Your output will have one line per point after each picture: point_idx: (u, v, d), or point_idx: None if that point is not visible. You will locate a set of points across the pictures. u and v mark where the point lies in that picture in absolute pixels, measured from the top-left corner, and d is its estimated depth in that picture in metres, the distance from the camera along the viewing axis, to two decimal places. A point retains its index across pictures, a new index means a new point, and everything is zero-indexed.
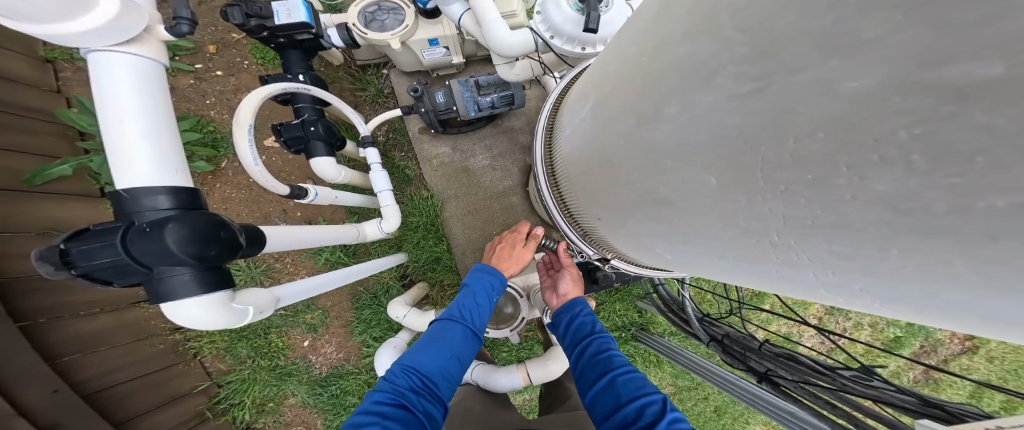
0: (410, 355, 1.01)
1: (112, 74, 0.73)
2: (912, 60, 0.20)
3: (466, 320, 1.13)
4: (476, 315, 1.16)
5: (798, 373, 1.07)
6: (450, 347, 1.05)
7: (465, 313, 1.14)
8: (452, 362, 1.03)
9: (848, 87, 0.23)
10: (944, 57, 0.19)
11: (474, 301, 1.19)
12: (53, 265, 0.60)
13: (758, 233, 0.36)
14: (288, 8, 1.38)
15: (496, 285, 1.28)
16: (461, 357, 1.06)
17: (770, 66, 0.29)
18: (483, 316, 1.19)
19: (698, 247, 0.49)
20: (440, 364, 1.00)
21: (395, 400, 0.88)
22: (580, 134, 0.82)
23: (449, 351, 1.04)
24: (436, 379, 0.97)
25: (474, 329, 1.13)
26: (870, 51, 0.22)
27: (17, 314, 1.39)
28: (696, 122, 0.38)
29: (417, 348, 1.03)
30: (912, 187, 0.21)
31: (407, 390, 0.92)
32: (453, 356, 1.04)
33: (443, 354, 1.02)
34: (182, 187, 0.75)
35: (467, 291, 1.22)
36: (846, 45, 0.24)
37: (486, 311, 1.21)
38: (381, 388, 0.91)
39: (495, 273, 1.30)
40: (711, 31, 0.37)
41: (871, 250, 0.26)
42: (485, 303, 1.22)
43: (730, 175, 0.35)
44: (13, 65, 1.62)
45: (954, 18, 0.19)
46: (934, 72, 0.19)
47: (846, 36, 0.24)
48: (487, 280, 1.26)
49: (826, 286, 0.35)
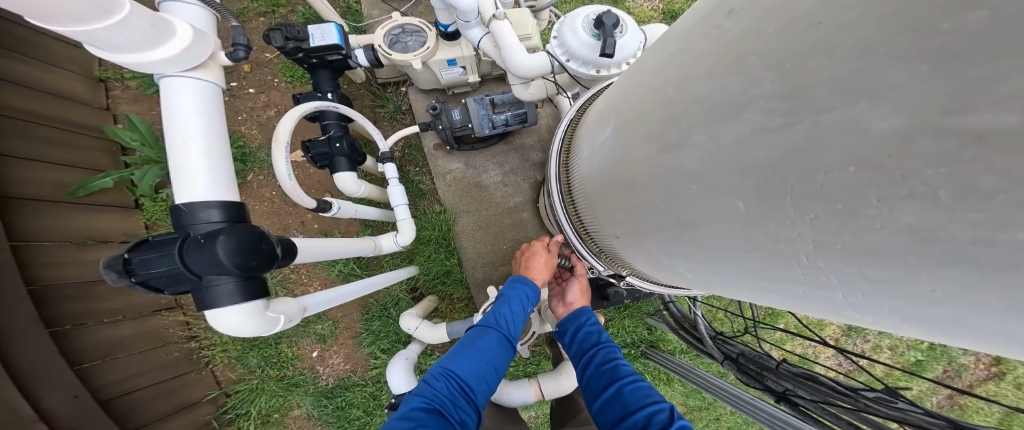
0: (445, 361, 1.03)
1: (179, 98, 0.81)
2: (936, 108, 0.22)
3: (502, 328, 1.15)
4: (512, 323, 1.18)
5: (817, 393, 1.06)
6: (485, 354, 1.07)
7: (501, 321, 1.16)
8: (487, 369, 1.05)
9: (877, 127, 0.25)
10: (965, 106, 0.21)
11: (511, 308, 1.20)
12: (117, 273, 0.65)
13: (785, 255, 0.39)
14: (322, 32, 1.49)
15: (533, 295, 1.29)
16: (496, 365, 1.09)
17: (803, 103, 0.31)
18: (518, 326, 1.21)
19: (722, 266, 0.52)
20: (475, 370, 1.03)
21: (431, 405, 0.91)
22: (600, 156, 0.86)
23: (485, 358, 1.06)
24: (471, 387, 1.00)
25: (509, 337, 1.16)
26: (898, 98, 0.24)
27: (49, 320, 1.45)
28: (723, 152, 0.42)
29: (454, 354, 1.05)
30: (939, 220, 0.24)
31: (444, 395, 0.95)
32: (488, 363, 1.07)
33: (478, 362, 1.05)
34: (231, 202, 0.81)
35: (504, 298, 1.23)
36: (875, 90, 0.26)
37: (521, 320, 1.23)
38: (418, 393, 0.94)
39: (530, 283, 1.29)
40: (740, 68, 0.40)
41: (900, 274, 0.29)
42: (522, 311, 1.23)
43: (757, 202, 0.38)
44: (68, 84, 1.74)
45: (973, 73, 0.21)
46: (957, 117, 0.21)
47: (876, 82, 0.26)
48: (523, 289, 1.27)
49: (854, 306, 0.37)
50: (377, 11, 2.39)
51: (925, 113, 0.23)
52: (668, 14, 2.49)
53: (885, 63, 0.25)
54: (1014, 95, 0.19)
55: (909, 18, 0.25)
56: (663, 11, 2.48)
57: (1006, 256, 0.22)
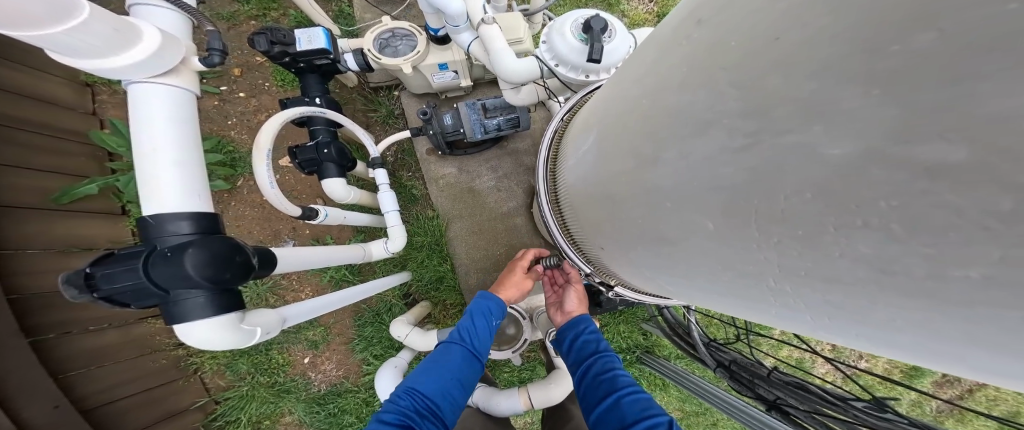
0: (411, 379, 1.02)
1: (148, 104, 0.80)
2: (887, 136, 0.21)
3: (466, 343, 1.14)
4: (476, 337, 1.16)
5: (808, 402, 1.03)
6: (451, 370, 1.06)
7: (465, 336, 1.15)
8: (453, 385, 1.04)
9: (832, 153, 0.24)
10: (916, 136, 0.19)
11: (472, 323, 1.19)
12: (78, 289, 0.63)
13: (754, 277, 0.37)
14: (309, 37, 1.48)
15: (496, 308, 1.26)
16: (465, 380, 1.07)
17: (760, 123, 0.29)
18: (484, 340, 1.19)
19: (696, 282, 0.50)
20: (442, 387, 1.01)
21: (402, 421, 0.90)
22: (583, 165, 0.84)
23: (449, 374, 1.05)
24: (439, 403, 0.98)
25: (475, 352, 1.14)
26: (854, 121, 0.22)
27: (31, 329, 1.40)
28: (691, 169, 0.39)
29: (421, 371, 1.05)
30: (895, 251, 0.22)
31: (412, 412, 0.93)
32: (454, 379, 1.05)
33: (444, 377, 1.03)
34: (202, 213, 0.79)
35: (467, 314, 1.22)
36: (829, 113, 0.24)
37: (486, 334, 1.20)
38: (387, 410, 0.93)
39: (492, 297, 1.27)
40: (705, 82, 0.37)
41: (862, 304, 0.27)
42: (485, 325, 1.21)
43: (724, 223, 0.36)
44: (55, 90, 1.73)
45: (921, 102, 0.19)
46: (907, 148, 0.20)
47: (830, 106, 0.24)
48: (486, 303, 1.25)
49: (824, 329, 0.35)
50: (369, 14, 2.38)
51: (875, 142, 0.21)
52: (661, 16, 2.48)
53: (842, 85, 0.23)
54: (963, 126, 0.17)
55: (859, 41, 0.23)
56: (656, 15, 2.47)
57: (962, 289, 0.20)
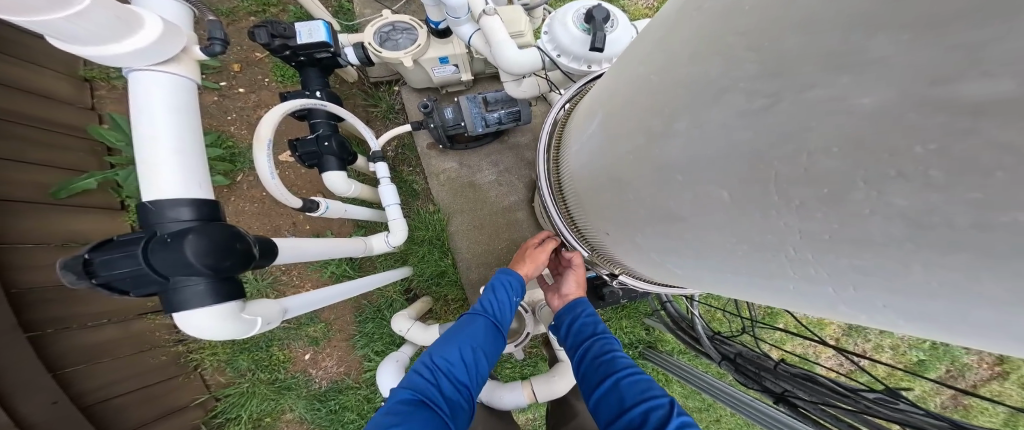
0: (432, 350, 1.01)
1: (148, 90, 0.79)
2: (922, 79, 0.20)
3: (489, 316, 1.12)
4: (499, 311, 1.15)
5: (817, 394, 1.01)
6: (473, 342, 1.04)
7: (488, 308, 1.13)
8: (476, 357, 1.03)
9: (861, 103, 0.24)
10: (952, 75, 0.19)
11: (495, 296, 1.16)
12: (76, 274, 0.61)
13: (772, 248, 0.36)
14: (310, 30, 1.46)
15: (518, 282, 1.22)
16: (488, 352, 1.06)
17: (782, 83, 0.29)
18: (507, 313, 1.18)
19: (709, 261, 0.49)
20: (462, 359, 1.00)
21: (420, 396, 0.89)
22: (587, 151, 0.83)
23: (471, 345, 1.03)
24: (461, 374, 0.98)
25: (498, 325, 1.13)
26: (885, 71, 0.22)
27: (28, 324, 1.40)
28: (704, 138, 0.39)
29: (442, 342, 1.03)
30: (933, 202, 0.21)
31: (432, 384, 0.92)
32: (476, 350, 1.04)
33: (465, 349, 1.02)
34: (203, 200, 0.78)
35: (490, 286, 1.19)
36: (858, 64, 0.24)
37: (508, 308, 1.19)
38: (406, 385, 0.92)
39: (513, 272, 1.23)
40: (719, 50, 0.37)
41: (894, 266, 0.26)
42: (508, 298, 1.19)
43: (741, 191, 0.35)
44: (52, 84, 1.72)
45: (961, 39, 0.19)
46: (945, 87, 0.19)
47: (858, 55, 0.24)
48: (509, 277, 1.22)
49: (847, 302, 0.34)
50: (369, 10, 2.37)
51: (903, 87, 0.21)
52: None
53: (865, 37, 0.24)
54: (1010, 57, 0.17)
55: None
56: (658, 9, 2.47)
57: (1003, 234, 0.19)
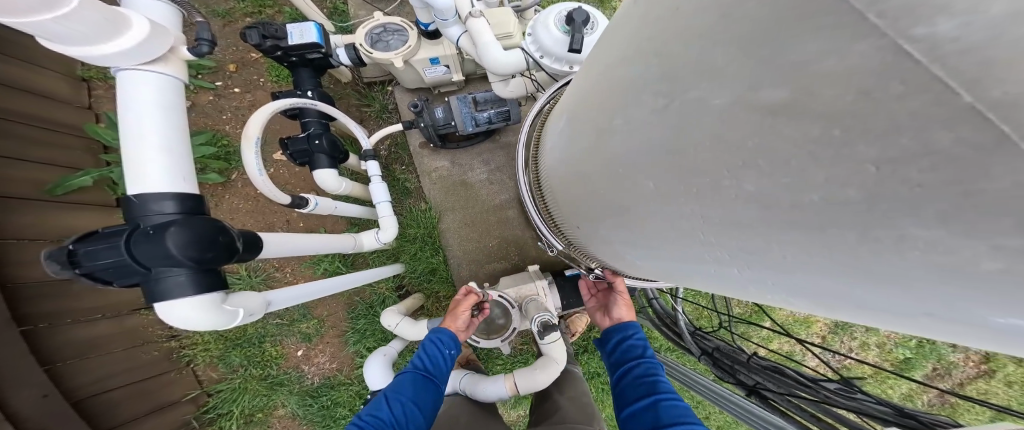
0: (371, 408, 1.15)
1: (135, 89, 0.82)
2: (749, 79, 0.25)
3: (422, 370, 1.27)
4: (434, 364, 1.30)
5: (783, 385, 1.06)
6: (407, 397, 1.18)
7: (424, 363, 1.29)
8: (411, 410, 1.16)
9: (717, 101, 0.28)
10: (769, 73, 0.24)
11: (430, 351, 1.32)
12: (59, 264, 0.65)
13: (690, 230, 0.39)
14: (301, 31, 1.50)
15: (449, 338, 1.38)
16: (421, 404, 1.19)
17: (671, 85, 0.34)
18: (442, 366, 1.32)
19: (654, 247, 0.52)
20: (399, 413, 1.14)
21: None
22: (557, 148, 0.87)
23: (407, 400, 1.18)
24: (397, 426, 1.11)
25: (433, 378, 1.27)
26: (724, 75, 0.27)
27: (22, 319, 1.43)
28: (631, 133, 0.43)
29: (381, 399, 1.18)
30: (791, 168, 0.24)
31: None
32: (413, 405, 1.18)
33: (400, 404, 1.16)
34: (187, 194, 0.82)
35: (425, 342, 1.35)
36: (708, 71, 0.29)
37: (444, 362, 1.33)
38: None
39: (444, 329, 1.39)
40: (634, 57, 0.42)
41: (776, 234, 0.29)
42: (442, 353, 1.34)
43: (664, 178, 0.39)
44: (50, 84, 1.76)
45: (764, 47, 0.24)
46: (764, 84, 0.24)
47: (708, 64, 0.29)
48: (440, 335, 1.37)
49: (759, 278, 0.38)
50: (363, 11, 2.41)
51: (752, 82, 0.25)
52: None
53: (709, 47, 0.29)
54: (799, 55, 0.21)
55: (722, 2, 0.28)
56: None
57: (834, 201, 0.23)
